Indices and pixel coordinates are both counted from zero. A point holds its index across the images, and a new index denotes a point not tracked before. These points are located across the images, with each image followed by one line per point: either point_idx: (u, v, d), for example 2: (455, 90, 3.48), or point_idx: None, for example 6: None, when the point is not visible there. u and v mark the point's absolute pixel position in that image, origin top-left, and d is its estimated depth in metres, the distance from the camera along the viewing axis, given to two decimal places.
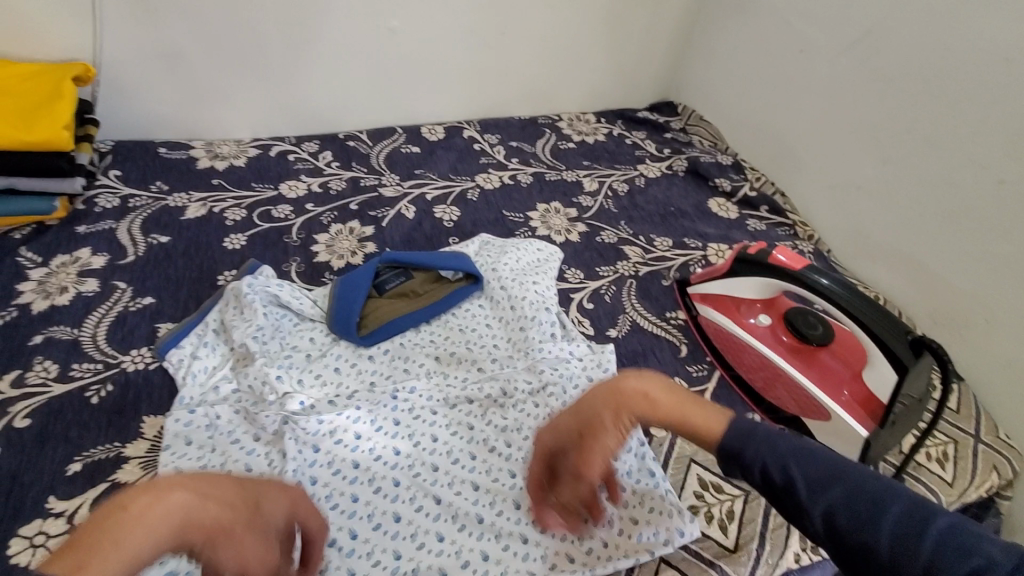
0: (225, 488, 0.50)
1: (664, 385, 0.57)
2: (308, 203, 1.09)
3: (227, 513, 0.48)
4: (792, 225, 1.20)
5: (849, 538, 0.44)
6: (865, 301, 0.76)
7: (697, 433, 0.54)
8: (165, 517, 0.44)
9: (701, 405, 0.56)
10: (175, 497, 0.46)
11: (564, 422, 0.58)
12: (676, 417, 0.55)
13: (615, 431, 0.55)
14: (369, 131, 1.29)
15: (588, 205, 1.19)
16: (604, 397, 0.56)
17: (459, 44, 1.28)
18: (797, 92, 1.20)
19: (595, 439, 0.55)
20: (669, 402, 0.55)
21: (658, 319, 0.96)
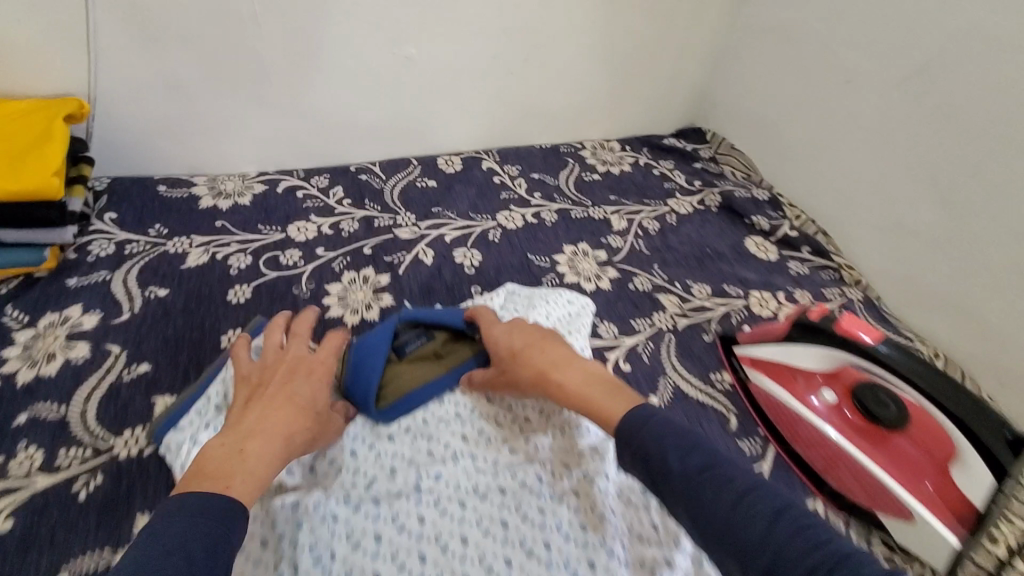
0: (290, 404, 0.64)
1: (601, 374, 0.67)
2: (318, 247, 1.01)
3: (303, 420, 0.64)
4: (837, 268, 1.12)
5: (704, 519, 0.48)
6: (954, 387, 0.70)
7: (596, 410, 0.62)
8: (275, 446, 0.60)
9: (616, 393, 0.63)
10: (268, 431, 0.61)
11: (518, 328, 0.76)
12: (588, 387, 0.65)
13: (534, 358, 0.71)
14: (382, 163, 1.21)
15: (618, 246, 1.11)
16: (554, 346, 0.72)
17: (479, 71, 1.19)
18: (842, 126, 1.12)
19: (518, 356, 0.73)
20: (585, 379, 0.66)
21: (701, 383, 0.89)
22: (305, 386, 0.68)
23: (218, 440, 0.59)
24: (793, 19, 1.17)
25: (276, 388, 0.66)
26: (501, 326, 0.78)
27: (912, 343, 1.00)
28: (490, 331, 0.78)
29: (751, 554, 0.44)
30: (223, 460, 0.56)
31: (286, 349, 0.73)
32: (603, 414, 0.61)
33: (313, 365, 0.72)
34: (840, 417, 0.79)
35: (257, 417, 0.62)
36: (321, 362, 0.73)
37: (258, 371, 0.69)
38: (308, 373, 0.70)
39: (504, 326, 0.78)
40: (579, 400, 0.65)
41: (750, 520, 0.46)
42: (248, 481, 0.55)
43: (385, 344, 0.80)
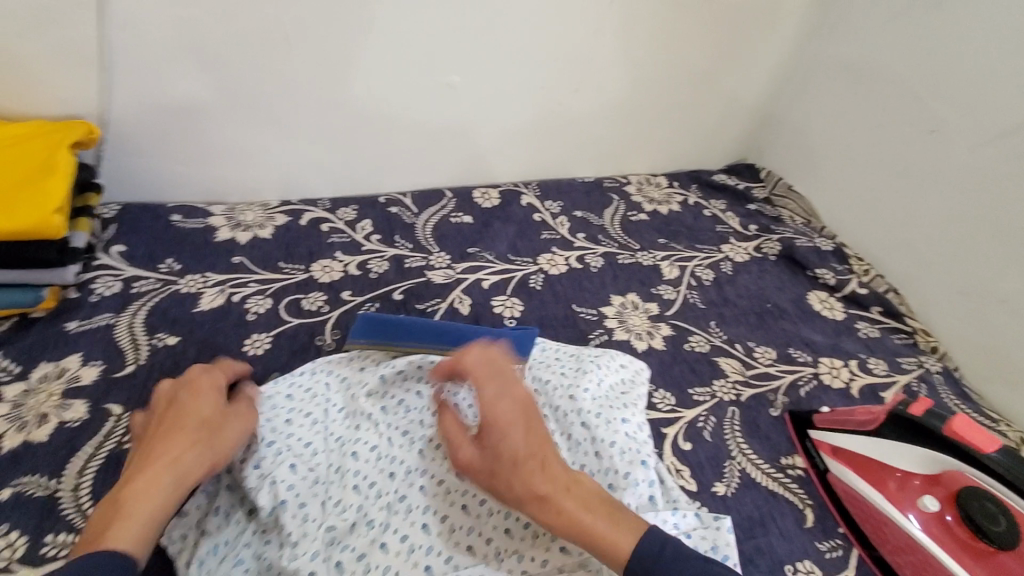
0: (171, 430, 0.58)
1: (587, 491, 0.58)
2: (344, 290, 0.91)
3: (189, 439, 0.57)
4: (910, 332, 1.02)
5: None
6: None
7: (596, 540, 0.55)
8: (159, 480, 0.53)
9: (615, 519, 0.56)
10: (150, 467, 0.54)
11: (521, 419, 0.61)
12: (588, 516, 0.56)
13: (537, 481, 0.57)
14: (413, 194, 1.12)
15: (670, 299, 1.01)
16: (554, 457, 0.59)
17: (525, 103, 1.11)
18: (921, 177, 1.03)
19: (519, 465, 0.58)
20: (584, 503, 0.57)
21: (772, 468, 0.78)
22: (188, 404, 0.61)
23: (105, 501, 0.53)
24: (870, 60, 1.09)
25: (156, 422, 0.59)
26: (504, 400, 0.62)
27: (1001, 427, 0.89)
28: (484, 410, 0.61)
29: None
30: (105, 515, 0.51)
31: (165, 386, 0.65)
32: (607, 550, 0.54)
33: (191, 382, 0.64)
34: (940, 526, 0.68)
35: (139, 457, 0.56)
36: (199, 378, 0.65)
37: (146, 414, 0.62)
38: (186, 392, 0.62)
39: (505, 402, 0.62)
40: (580, 534, 0.55)
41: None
42: (132, 528, 0.50)
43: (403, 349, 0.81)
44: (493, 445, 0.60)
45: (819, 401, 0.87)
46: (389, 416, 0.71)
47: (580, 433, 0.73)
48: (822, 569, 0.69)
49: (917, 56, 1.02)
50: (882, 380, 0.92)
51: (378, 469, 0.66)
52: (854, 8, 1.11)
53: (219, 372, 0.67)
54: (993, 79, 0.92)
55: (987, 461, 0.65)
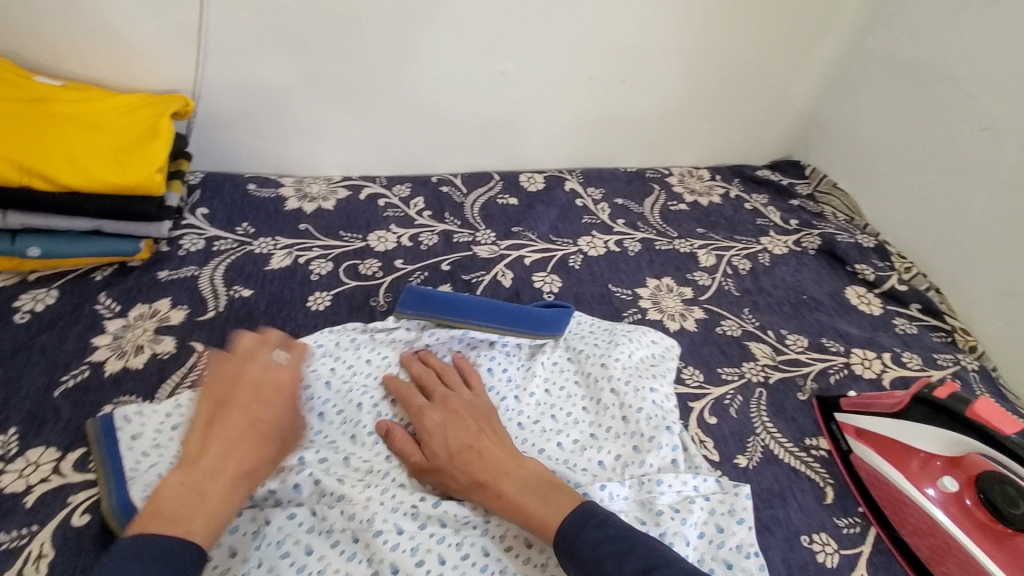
0: (248, 433, 0.61)
1: (527, 475, 0.63)
2: (397, 259, 0.99)
3: (259, 450, 0.61)
4: (950, 330, 1.01)
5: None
6: None
7: (531, 517, 0.60)
8: (237, 486, 0.58)
9: (549, 496, 0.61)
10: (226, 467, 0.58)
11: (455, 421, 0.69)
12: (524, 496, 0.61)
13: (473, 468, 0.64)
14: (463, 176, 1.20)
15: (705, 284, 1.04)
16: (489, 444, 0.66)
17: (573, 93, 1.16)
18: (974, 176, 1.02)
19: (454, 458, 0.65)
20: (520, 483, 0.63)
21: (795, 447, 0.81)
22: (266, 409, 0.64)
23: (175, 477, 0.56)
24: (925, 58, 1.09)
25: (233, 410, 0.62)
26: (438, 408, 0.70)
27: None
28: (422, 416, 0.70)
29: None
30: (187, 500, 0.54)
31: (237, 371, 0.66)
32: (542, 525, 0.59)
33: (277, 385, 0.66)
34: (958, 508, 0.69)
35: (215, 446, 0.59)
36: (286, 382, 0.67)
37: (219, 389, 0.65)
38: (270, 394, 0.65)
39: (440, 409, 0.70)
40: (516, 515, 0.61)
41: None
42: (211, 522, 0.54)
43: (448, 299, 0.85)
44: (431, 443, 0.67)
45: (847, 389, 0.89)
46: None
47: (607, 398, 0.78)
48: (837, 541, 0.71)
49: (975, 53, 1.01)
50: (915, 373, 0.92)
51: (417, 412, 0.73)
52: (912, 5, 1.11)
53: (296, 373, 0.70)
54: None
55: (1008, 443, 0.66)
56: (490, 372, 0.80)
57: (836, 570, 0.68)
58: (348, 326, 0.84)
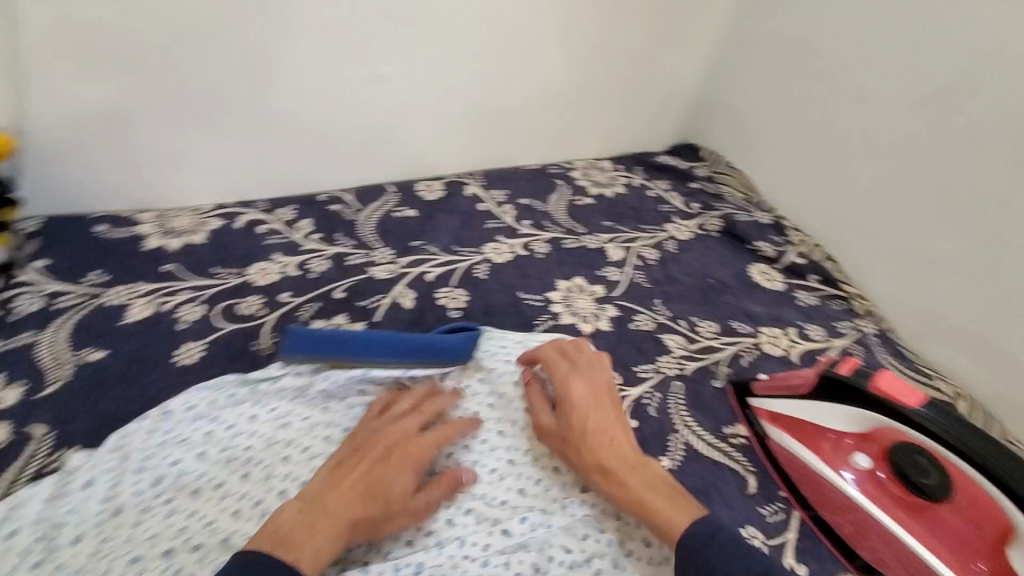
0: (364, 486, 0.59)
1: (657, 476, 0.64)
2: (282, 292, 0.89)
3: (367, 506, 0.58)
4: (848, 297, 1.04)
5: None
6: (964, 427, 0.63)
7: (656, 514, 0.60)
8: (340, 529, 0.56)
9: (676, 500, 0.61)
10: (338, 510, 0.57)
11: (599, 402, 0.69)
12: (649, 494, 0.62)
13: (604, 451, 0.65)
14: (355, 191, 1.11)
15: (616, 280, 1.02)
16: (623, 437, 0.67)
17: (462, 91, 1.10)
18: (856, 144, 1.04)
19: (587, 436, 0.66)
20: (646, 478, 0.63)
21: (715, 438, 0.80)
22: (394, 472, 0.61)
23: (296, 502, 0.58)
24: (800, 34, 1.11)
25: (360, 463, 0.62)
26: (584, 380, 0.71)
27: (932, 381, 0.92)
28: (570, 387, 0.69)
29: None
30: (298, 526, 0.55)
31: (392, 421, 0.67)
32: (665, 524, 0.60)
33: (412, 450, 0.64)
34: (874, 484, 0.70)
35: (336, 485, 0.59)
36: (419, 448, 0.64)
37: (362, 437, 0.65)
38: (402, 457, 0.63)
39: (585, 383, 0.70)
40: (636, 508, 0.62)
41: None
42: (318, 553, 0.54)
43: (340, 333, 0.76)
44: (570, 413, 0.68)
45: (760, 370, 0.90)
46: (327, 415, 0.72)
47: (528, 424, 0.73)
48: (764, 532, 0.71)
49: (844, 25, 1.04)
50: (819, 344, 0.95)
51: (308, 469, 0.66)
52: None
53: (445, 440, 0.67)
54: (916, 44, 0.95)
55: (914, 415, 0.64)
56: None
57: None
58: (229, 377, 0.74)
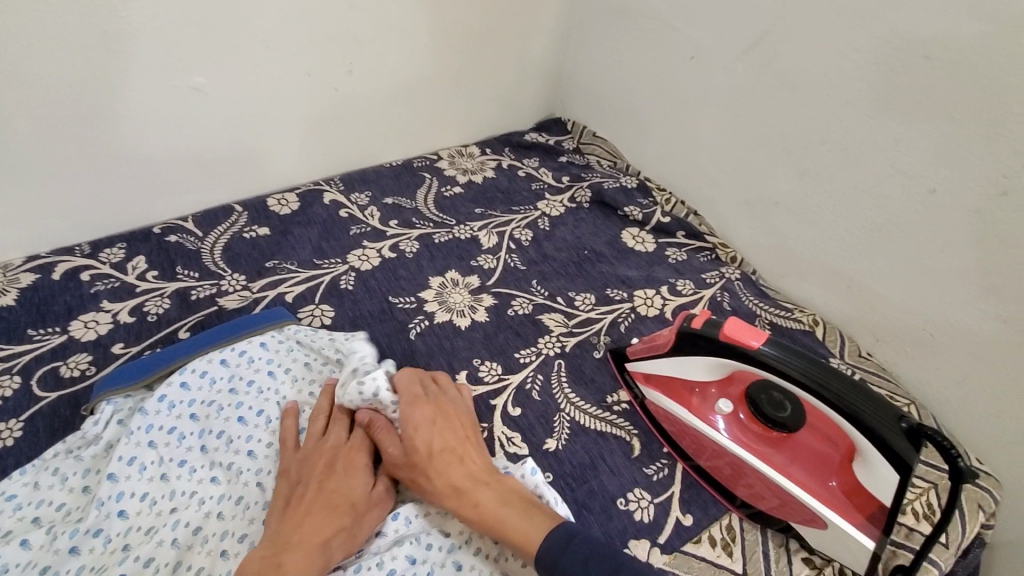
0: (323, 506, 0.60)
1: (511, 487, 0.64)
2: (115, 343, 0.83)
3: (334, 521, 0.59)
4: (713, 248, 1.09)
5: None
6: (806, 360, 0.64)
7: (511, 533, 0.60)
8: (313, 557, 0.56)
9: (533, 513, 0.62)
10: (304, 540, 0.57)
11: (441, 425, 0.68)
12: (504, 508, 0.61)
13: (456, 474, 0.64)
14: (196, 217, 1.02)
15: (490, 267, 1.00)
16: (473, 456, 0.66)
17: (292, 93, 1.02)
18: (695, 99, 1.07)
19: (434, 457, 0.65)
20: (503, 494, 0.63)
21: (598, 409, 0.80)
22: (345, 481, 0.63)
23: (258, 551, 0.57)
24: None
25: (311, 485, 0.62)
26: (425, 406, 0.70)
27: (792, 314, 0.97)
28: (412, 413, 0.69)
29: None
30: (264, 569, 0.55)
31: (331, 431, 0.68)
32: (520, 540, 0.59)
33: (352, 453, 0.66)
34: (737, 425, 0.73)
35: (293, 521, 0.59)
36: (358, 448, 0.67)
37: (297, 465, 0.65)
38: (348, 464, 0.65)
39: (427, 410, 0.70)
40: (492, 524, 0.61)
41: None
42: None
43: (141, 364, 0.77)
44: (412, 437, 0.67)
45: (636, 334, 0.92)
46: (160, 452, 0.67)
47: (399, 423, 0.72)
48: (651, 492, 0.72)
49: None
50: (689, 298, 0.98)
51: (153, 513, 0.63)
52: None
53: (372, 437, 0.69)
54: None
55: (759, 357, 0.66)
56: (231, 444, 0.69)
57: (652, 523, 0.69)
58: (49, 455, 0.69)
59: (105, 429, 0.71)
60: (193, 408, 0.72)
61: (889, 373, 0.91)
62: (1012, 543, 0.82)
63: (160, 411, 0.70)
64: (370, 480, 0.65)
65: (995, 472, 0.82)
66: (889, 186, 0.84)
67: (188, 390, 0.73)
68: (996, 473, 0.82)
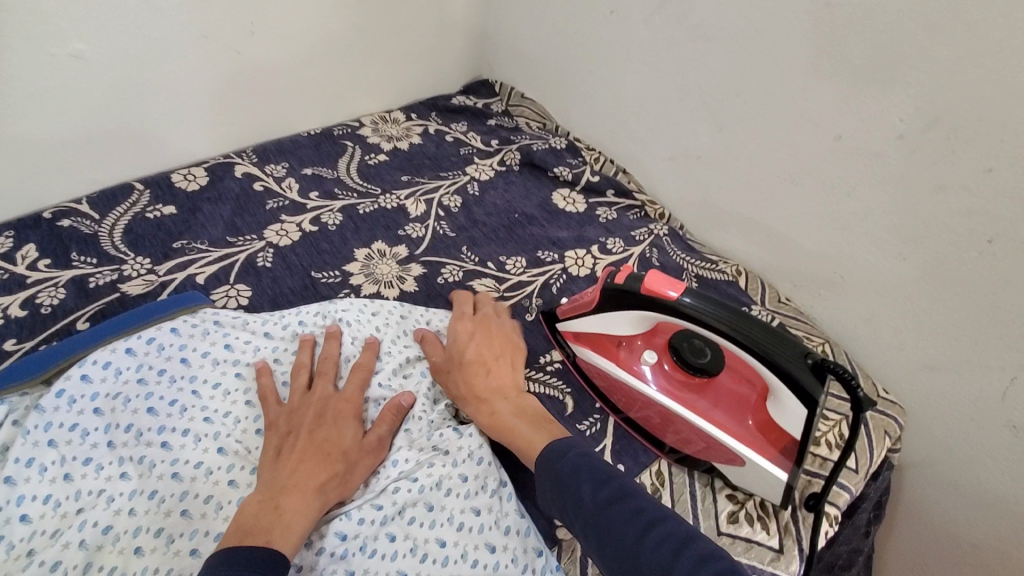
0: (315, 453, 0.60)
1: (532, 404, 0.68)
2: (5, 340, 0.75)
3: (330, 467, 0.60)
4: (642, 205, 1.09)
5: (595, 512, 0.54)
6: (721, 307, 0.66)
7: (520, 441, 0.64)
8: (310, 499, 0.57)
9: (542, 426, 0.65)
10: (299, 484, 0.57)
11: (481, 340, 0.75)
12: (517, 420, 0.66)
13: (479, 382, 0.70)
14: (92, 198, 0.94)
15: (419, 236, 0.97)
16: (501, 371, 0.72)
17: (186, 59, 0.94)
18: (618, 56, 1.05)
19: (466, 367, 0.71)
20: (515, 409, 0.67)
21: (533, 371, 0.80)
22: (336, 431, 0.63)
23: (253, 496, 0.56)
24: None
25: (304, 432, 0.62)
26: (470, 323, 0.77)
27: (717, 266, 1.00)
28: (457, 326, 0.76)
29: (609, 527, 0.53)
30: (260, 513, 0.54)
31: (319, 383, 0.68)
32: (526, 449, 0.63)
33: (341, 404, 0.66)
34: (662, 375, 0.75)
35: (288, 468, 0.59)
36: (348, 399, 0.67)
37: (286, 416, 0.65)
38: (338, 413, 0.65)
39: (473, 325, 0.77)
40: (504, 431, 0.66)
41: (677, 568, 0.49)
42: (288, 532, 0.54)
43: (36, 360, 0.70)
44: (454, 345, 0.74)
45: (568, 294, 0.92)
46: (59, 451, 0.62)
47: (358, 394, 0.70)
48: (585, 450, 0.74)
49: None
50: (620, 256, 0.99)
51: (55, 516, 0.58)
52: None
53: (362, 388, 0.69)
54: None
55: (677, 306, 0.67)
56: (143, 436, 0.65)
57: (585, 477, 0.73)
58: None
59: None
60: (96, 402, 0.66)
61: (807, 316, 0.96)
62: (919, 461, 0.90)
63: (58, 406, 0.64)
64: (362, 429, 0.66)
65: (901, 399, 0.89)
66: (800, 136, 0.86)
67: (90, 383, 0.67)
68: (902, 400, 0.89)
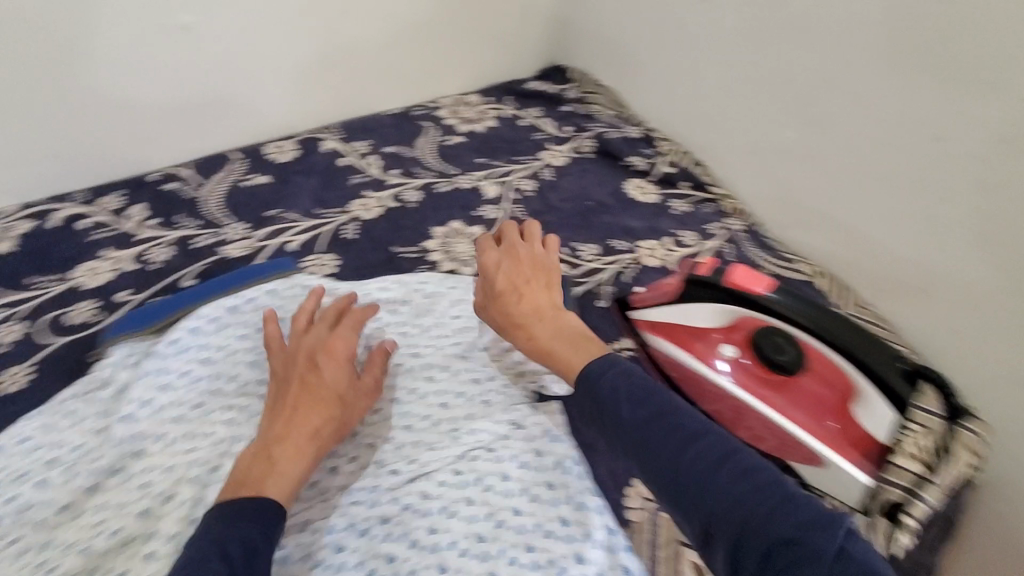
0: (308, 401, 0.62)
1: (574, 324, 0.62)
2: (119, 290, 0.82)
3: (324, 412, 0.62)
4: (717, 199, 1.08)
5: (633, 430, 0.49)
6: (806, 304, 0.69)
7: (561, 364, 0.58)
8: (303, 449, 0.60)
9: (583, 344, 0.59)
10: (288, 435, 0.60)
11: (515, 266, 0.68)
12: (552, 343, 0.60)
13: (513, 309, 0.64)
14: (193, 164, 1.00)
15: (494, 218, 0.99)
16: (535, 292, 0.65)
17: (286, 34, 0.99)
18: (702, 44, 1.04)
19: (499, 297, 0.66)
20: (553, 329, 0.61)
21: None
22: (326, 375, 0.64)
23: (247, 450, 0.59)
24: None
25: (293, 378, 0.64)
26: (501, 251, 0.70)
27: (792, 264, 0.98)
28: (485, 255, 0.69)
29: (649, 445, 0.48)
30: (253, 465, 0.57)
31: (312, 328, 0.69)
32: (566, 372, 0.57)
33: (330, 346, 0.66)
34: (741, 371, 0.74)
35: (280, 419, 0.61)
36: (342, 342, 0.67)
37: (282, 362, 0.66)
38: (329, 354, 0.66)
39: (502, 253, 0.70)
40: (545, 356, 0.60)
41: (728, 486, 0.44)
42: (279, 481, 0.57)
43: (150, 313, 0.76)
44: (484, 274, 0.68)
45: (640, 284, 0.92)
46: (172, 395, 0.68)
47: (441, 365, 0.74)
48: None
49: None
50: (693, 250, 0.98)
51: (171, 453, 0.64)
52: None
53: (354, 333, 0.69)
54: None
55: (765, 302, 0.70)
56: (244, 388, 0.70)
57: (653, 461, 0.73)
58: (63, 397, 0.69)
59: (117, 373, 0.71)
60: (204, 353, 0.71)
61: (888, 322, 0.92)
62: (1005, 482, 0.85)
63: (171, 354, 0.70)
64: (354, 371, 0.67)
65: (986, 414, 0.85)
66: (896, 134, 0.84)
67: (198, 336, 0.73)
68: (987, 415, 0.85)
